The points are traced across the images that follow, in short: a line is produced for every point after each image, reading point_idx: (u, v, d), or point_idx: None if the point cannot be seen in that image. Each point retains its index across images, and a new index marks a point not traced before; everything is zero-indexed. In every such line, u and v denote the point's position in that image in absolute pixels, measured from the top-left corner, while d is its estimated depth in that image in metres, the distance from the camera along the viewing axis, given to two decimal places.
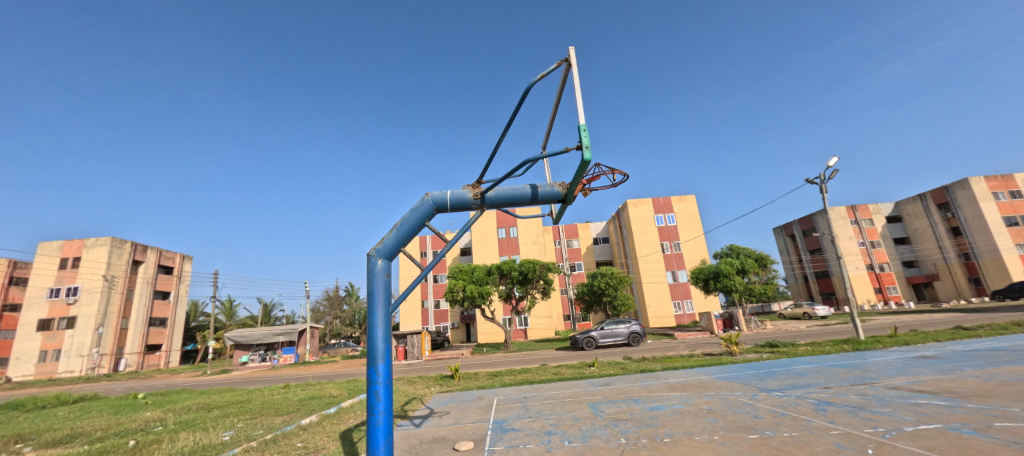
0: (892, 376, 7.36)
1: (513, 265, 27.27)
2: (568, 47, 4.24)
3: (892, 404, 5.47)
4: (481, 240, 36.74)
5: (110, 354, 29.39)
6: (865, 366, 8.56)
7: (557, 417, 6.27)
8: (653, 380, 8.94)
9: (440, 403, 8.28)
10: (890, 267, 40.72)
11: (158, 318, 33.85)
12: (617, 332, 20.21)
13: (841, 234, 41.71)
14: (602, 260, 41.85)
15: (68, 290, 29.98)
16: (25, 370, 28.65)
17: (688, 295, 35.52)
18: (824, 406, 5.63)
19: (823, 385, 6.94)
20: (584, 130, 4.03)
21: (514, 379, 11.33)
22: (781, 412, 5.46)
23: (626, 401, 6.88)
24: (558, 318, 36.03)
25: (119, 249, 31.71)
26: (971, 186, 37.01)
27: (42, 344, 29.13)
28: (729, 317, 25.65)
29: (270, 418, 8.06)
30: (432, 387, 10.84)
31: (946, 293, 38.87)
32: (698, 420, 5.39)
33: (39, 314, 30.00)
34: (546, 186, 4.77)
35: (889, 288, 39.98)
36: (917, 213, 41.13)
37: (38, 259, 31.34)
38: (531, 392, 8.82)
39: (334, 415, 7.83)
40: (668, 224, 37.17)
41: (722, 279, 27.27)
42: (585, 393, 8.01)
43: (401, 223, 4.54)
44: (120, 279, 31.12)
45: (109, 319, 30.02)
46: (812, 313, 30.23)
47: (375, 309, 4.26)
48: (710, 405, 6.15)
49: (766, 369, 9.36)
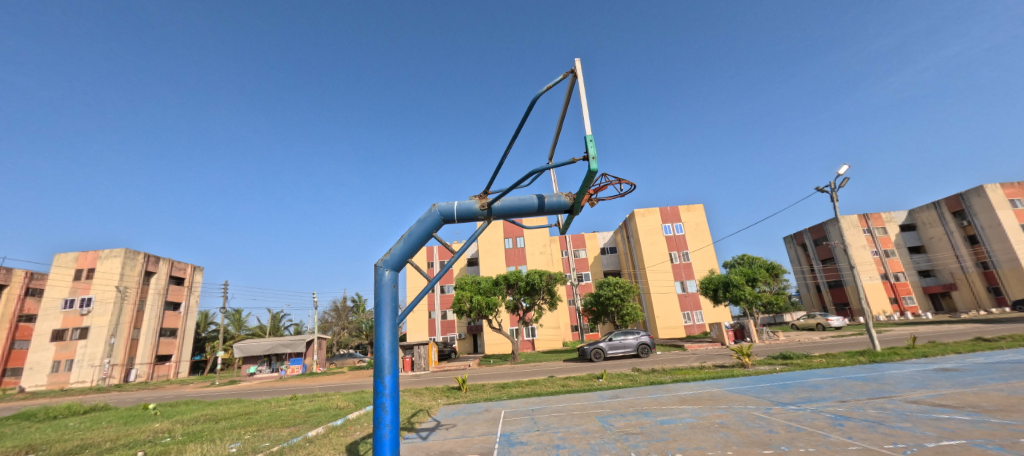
0: (911, 389, 7.13)
1: (520, 275, 27.09)
2: (575, 58, 4.32)
3: (912, 419, 5.29)
4: (488, 250, 36.77)
5: (121, 364, 29.69)
6: (882, 379, 8.34)
7: (566, 430, 6.17)
8: (663, 393, 8.75)
9: (447, 415, 8.20)
10: (905, 276, 39.88)
11: (169, 328, 34.18)
12: (626, 343, 19.95)
13: (853, 243, 41.03)
14: (609, 270, 41.50)
15: (82, 301, 30.37)
16: (38, 380, 28.97)
17: (698, 306, 35.04)
18: (840, 421, 5.46)
19: (840, 399, 6.74)
20: (590, 140, 4.07)
21: (521, 391, 11.18)
22: (796, 427, 5.32)
23: (635, 415, 6.74)
24: (566, 329, 35.77)
25: (132, 260, 32.26)
26: (987, 194, 36.30)
27: (55, 354, 29.47)
28: (740, 327, 25.33)
29: (276, 430, 8.05)
30: (438, 399, 10.74)
31: (965, 304, 37.85)
32: (711, 435, 5.27)
33: (53, 324, 30.41)
34: (552, 196, 4.75)
35: (905, 298, 39.10)
36: (932, 221, 40.43)
37: (53, 270, 31.91)
38: (539, 404, 8.71)
39: (340, 427, 7.77)
40: (677, 233, 36.87)
41: (732, 289, 26.87)
42: (594, 406, 7.87)
43: (408, 234, 4.57)
44: (133, 290, 31.57)
45: (121, 329, 30.34)
46: (826, 323, 29.58)
47: (383, 320, 4.28)
48: (723, 419, 6.02)
49: (780, 381, 9.15)
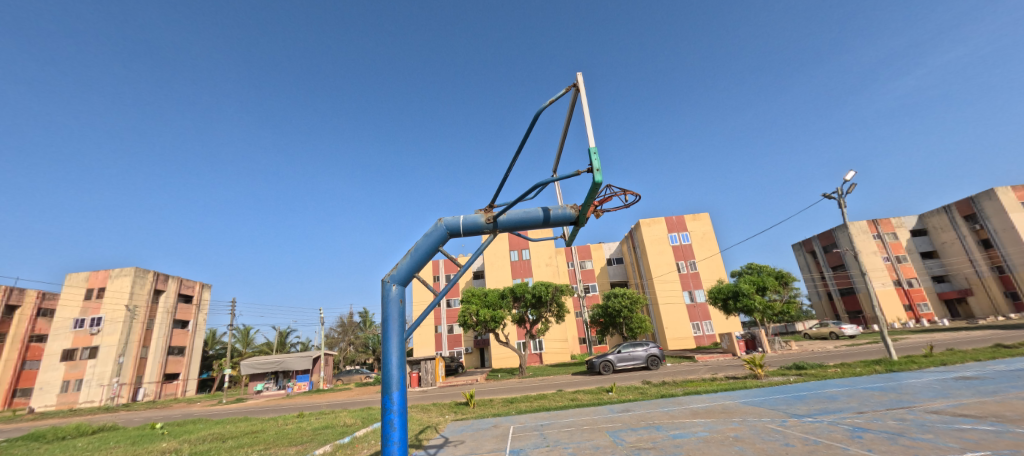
0: (931, 399, 6.93)
1: (526, 288, 26.92)
2: (577, 72, 4.45)
3: (935, 430, 5.13)
4: (493, 263, 36.67)
5: (128, 383, 29.68)
6: (901, 389, 8.10)
7: (576, 445, 6.06)
8: (675, 406, 8.55)
9: (455, 432, 8.06)
10: (919, 282, 39.14)
11: (177, 346, 34.28)
12: (635, 355, 19.68)
13: (863, 249, 40.48)
14: (615, 281, 41.41)
15: (92, 321, 30.56)
16: (48, 400, 29.02)
17: (707, 316, 34.58)
18: (859, 433, 5.30)
19: (857, 410, 6.56)
20: (594, 154, 4.11)
21: (530, 405, 11.02)
22: (813, 440, 5.18)
23: (647, 429, 6.61)
24: (573, 342, 35.40)
25: (142, 279, 32.63)
26: (998, 197, 35.86)
27: (64, 374, 29.54)
28: (751, 338, 24.95)
29: (283, 448, 7.97)
30: (446, 415, 10.61)
31: (982, 310, 37.02)
32: (726, 449, 5.15)
33: (63, 344, 30.61)
34: (558, 208, 4.76)
35: (920, 305, 38.23)
36: (943, 225, 39.88)
37: (66, 290, 32.27)
38: (548, 419, 8.55)
39: (347, 445, 7.65)
40: (682, 243, 36.62)
41: (742, 298, 26.44)
42: (604, 420, 7.73)
43: (415, 249, 4.59)
44: (142, 309, 31.87)
45: (130, 348, 30.47)
46: (839, 332, 29.03)
47: (389, 335, 4.25)
48: (737, 432, 5.88)
49: (795, 392, 8.94)
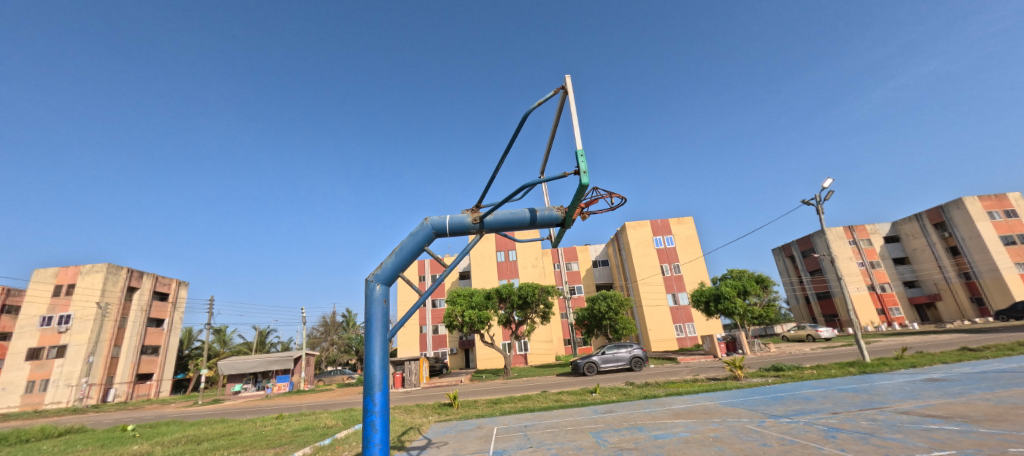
0: (900, 399, 7.21)
1: (512, 289, 26.88)
2: (566, 75, 4.49)
3: (903, 430, 5.30)
4: (480, 264, 36.61)
5: (98, 384, 28.68)
6: (873, 390, 8.40)
7: (559, 446, 6.08)
8: (657, 407, 8.69)
9: (438, 433, 8.00)
10: (891, 287, 40.50)
11: (151, 346, 33.27)
12: (619, 356, 19.86)
13: (840, 254, 41.63)
14: (600, 283, 41.77)
15: (61, 318, 29.43)
16: (10, 402, 27.71)
17: (689, 318, 35.13)
18: (834, 433, 5.45)
19: (831, 411, 6.73)
20: (581, 156, 4.15)
21: (514, 406, 11.05)
22: (790, 440, 5.30)
23: (629, 429, 6.70)
24: (558, 343, 35.50)
25: (115, 275, 31.58)
26: (966, 206, 37.29)
27: (29, 374, 28.33)
28: (732, 339, 25.47)
29: (262, 450, 7.79)
30: (430, 416, 10.54)
31: (950, 314, 38.45)
32: (705, 449, 5.22)
33: (29, 342, 29.36)
34: (545, 210, 4.78)
35: (892, 310, 39.61)
36: (915, 232, 41.35)
37: (32, 286, 31.02)
38: (532, 420, 8.57)
39: (328, 447, 7.52)
40: (667, 246, 37.14)
41: (724, 301, 27.04)
42: (588, 420, 7.82)
43: (401, 248, 4.56)
44: (114, 306, 30.83)
45: (101, 347, 29.45)
46: (816, 334, 29.81)
47: (373, 335, 4.21)
48: (716, 433, 5.98)
49: (773, 393, 9.22)
